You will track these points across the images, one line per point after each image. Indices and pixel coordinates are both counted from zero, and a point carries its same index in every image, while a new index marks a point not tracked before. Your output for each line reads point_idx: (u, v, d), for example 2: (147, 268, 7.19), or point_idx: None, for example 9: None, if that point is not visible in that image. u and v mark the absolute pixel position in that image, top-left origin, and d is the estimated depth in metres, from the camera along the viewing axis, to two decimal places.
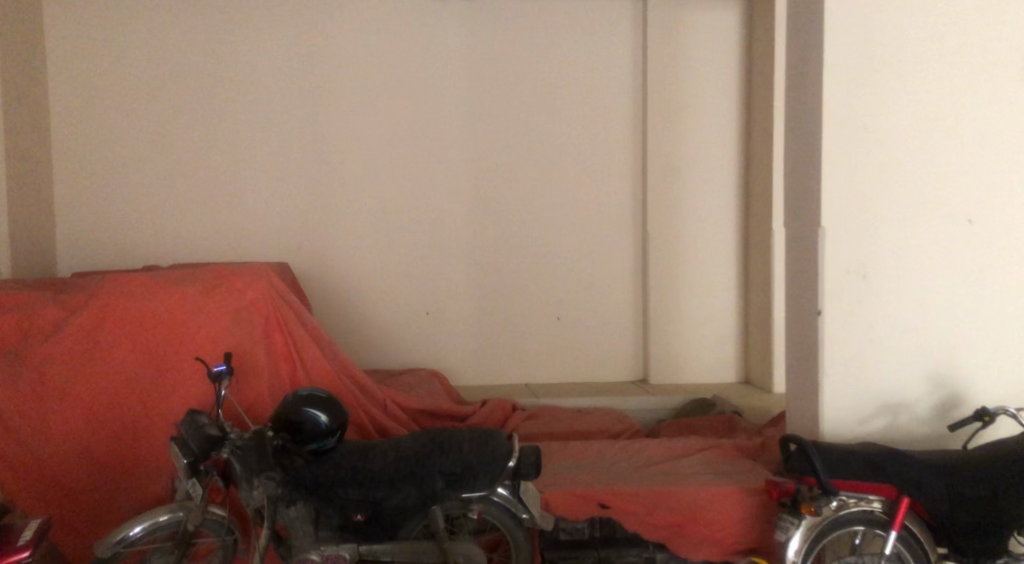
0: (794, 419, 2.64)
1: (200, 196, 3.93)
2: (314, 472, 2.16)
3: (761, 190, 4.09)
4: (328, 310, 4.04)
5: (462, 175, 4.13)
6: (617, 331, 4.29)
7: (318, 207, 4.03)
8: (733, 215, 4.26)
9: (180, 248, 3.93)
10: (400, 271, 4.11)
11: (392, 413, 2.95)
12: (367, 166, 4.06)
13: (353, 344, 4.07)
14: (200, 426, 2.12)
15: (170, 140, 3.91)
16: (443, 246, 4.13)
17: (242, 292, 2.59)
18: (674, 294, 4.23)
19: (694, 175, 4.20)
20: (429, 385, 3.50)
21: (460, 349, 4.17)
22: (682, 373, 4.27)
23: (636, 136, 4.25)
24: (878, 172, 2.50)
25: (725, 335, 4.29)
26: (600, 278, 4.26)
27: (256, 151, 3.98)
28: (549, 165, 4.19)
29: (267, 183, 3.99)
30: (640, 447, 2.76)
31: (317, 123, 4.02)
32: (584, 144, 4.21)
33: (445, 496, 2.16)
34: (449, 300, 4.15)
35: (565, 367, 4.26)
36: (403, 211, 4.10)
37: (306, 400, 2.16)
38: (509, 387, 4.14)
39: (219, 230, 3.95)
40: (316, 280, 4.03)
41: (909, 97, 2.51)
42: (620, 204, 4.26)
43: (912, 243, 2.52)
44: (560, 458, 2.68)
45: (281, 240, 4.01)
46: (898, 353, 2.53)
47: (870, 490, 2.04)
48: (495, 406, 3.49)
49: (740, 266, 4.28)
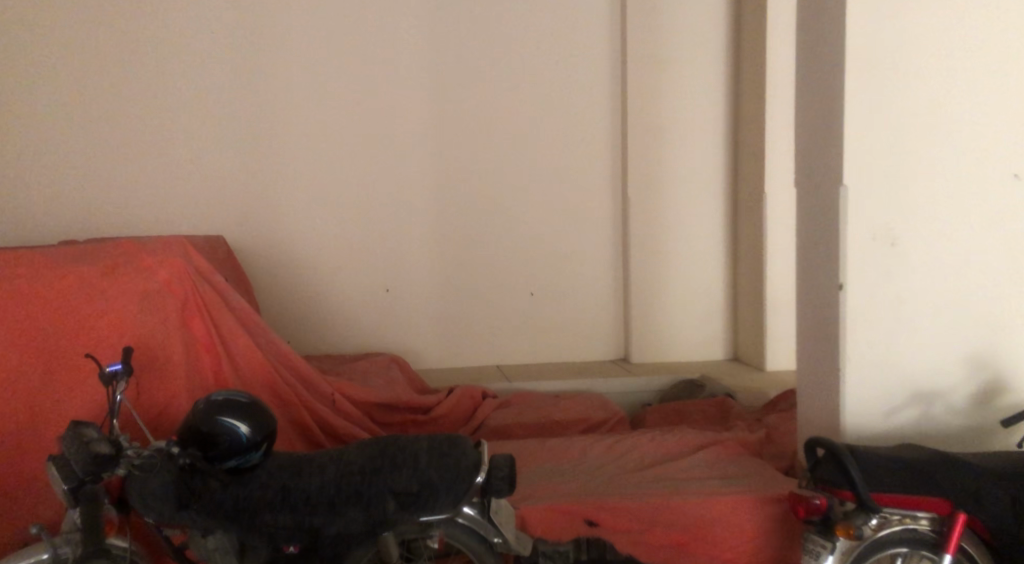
0: (808, 411, 2.27)
1: (126, 160, 3.45)
2: (235, 495, 1.73)
3: (753, 147, 3.68)
4: (274, 288, 3.60)
5: (421, 135, 3.68)
6: (596, 306, 3.90)
7: (261, 173, 3.56)
8: (721, 177, 3.86)
9: (105, 220, 3.45)
10: (353, 244, 3.66)
11: (341, 408, 2.55)
12: (313, 128, 3.60)
13: (303, 326, 3.64)
14: (86, 442, 1.66)
15: (88, 97, 3.40)
16: (402, 214, 3.70)
17: (153, 272, 2.16)
18: (657, 265, 3.84)
19: (678, 133, 3.80)
20: (388, 373, 3.10)
21: (423, 329, 3.75)
22: (667, 350, 3.90)
23: (614, 91, 3.82)
24: (910, 120, 2.12)
25: (713, 309, 3.92)
26: (577, 249, 3.86)
27: (187, 107, 3.49)
28: (519, 123, 3.76)
29: (202, 146, 3.51)
30: (629, 445, 2.37)
31: (256, 75, 3.53)
32: (557, 99, 3.78)
33: (398, 522, 1.75)
34: (410, 275, 3.72)
35: (540, 347, 3.87)
36: (356, 175, 3.64)
37: (221, 406, 1.73)
38: (478, 369, 3.75)
39: (150, 199, 3.48)
40: (258, 256, 3.59)
41: (945, 30, 2.11)
42: (598, 166, 3.84)
43: (948, 202, 2.14)
44: (537, 460, 2.30)
45: (218, 212, 3.54)
46: (930, 331, 2.16)
47: (918, 505, 1.68)
48: (462, 395, 3.10)
49: (729, 233, 3.90)
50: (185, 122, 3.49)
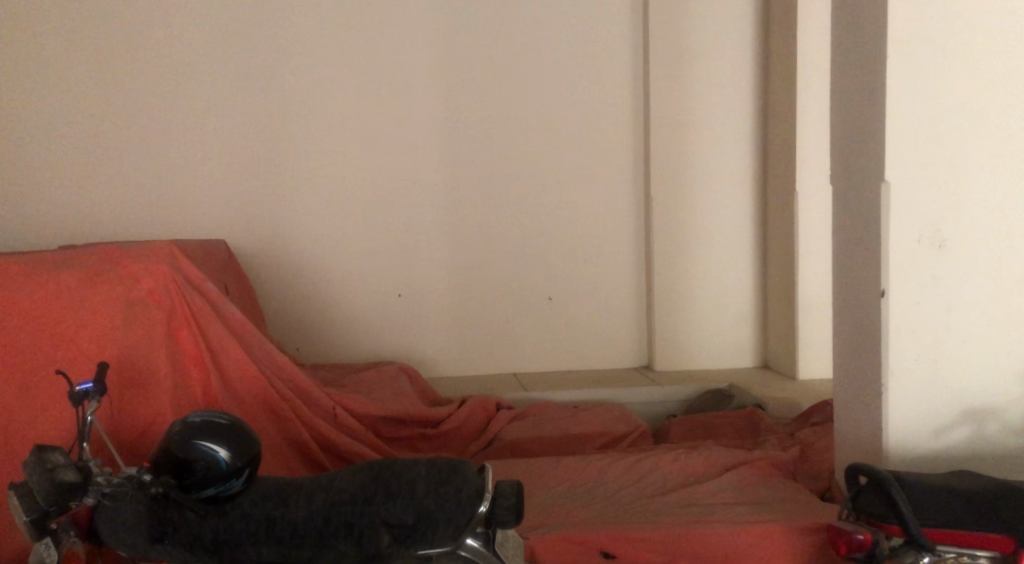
0: (847, 429, 2.08)
1: (132, 165, 3.35)
2: (214, 527, 1.58)
3: (783, 142, 3.47)
4: (282, 294, 3.47)
5: (433, 134, 3.53)
6: (617, 311, 3.72)
7: (268, 175, 3.44)
8: (750, 175, 3.66)
9: (112, 226, 3.36)
10: (364, 247, 3.52)
11: (343, 423, 2.41)
12: (321, 127, 3.46)
13: (313, 333, 3.50)
14: (49, 469, 1.50)
15: (95, 101, 3.32)
16: (414, 217, 3.54)
17: (137, 281, 2.04)
18: (682, 268, 3.65)
19: (704, 129, 3.61)
20: (397, 385, 2.95)
21: (436, 336, 3.60)
22: (693, 357, 3.71)
23: (636, 86, 3.64)
24: (958, 111, 1.92)
25: (742, 313, 3.72)
26: (597, 251, 3.68)
27: (194, 110, 3.38)
28: (536, 121, 3.59)
29: (208, 149, 3.40)
30: (651, 465, 2.19)
31: (264, 75, 3.42)
32: (576, 96, 3.61)
33: (393, 556, 1.58)
34: (423, 280, 3.57)
35: (559, 354, 3.69)
36: (366, 176, 3.50)
37: (199, 429, 1.58)
38: (494, 378, 3.58)
39: (156, 204, 3.38)
40: (266, 261, 3.45)
41: (998, 9, 1.91)
42: (619, 165, 3.66)
43: (1003, 199, 1.94)
44: (550, 482, 2.13)
45: (225, 215, 3.42)
46: (983, 342, 1.96)
47: (978, 544, 1.47)
48: (475, 406, 2.96)
49: (758, 234, 3.69)
50: (192, 125, 3.38)
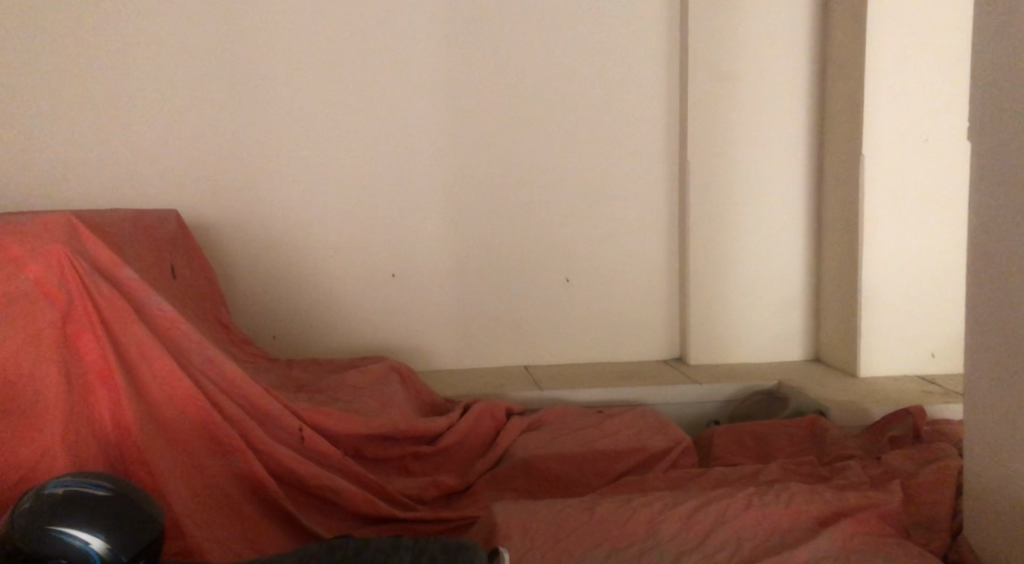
0: (1000, 465, 1.62)
1: (71, 115, 2.76)
2: None
3: (846, 93, 2.85)
4: (248, 273, 2.90)
5: (429, 84, 2.94)
6: (645, 295, 3.16)
7: (232, 129, 2.85)
8: (805, 136, 3.05)
9: (46, 188, 2.77)
10: (344, 219, 2.94)
11: (311, 447, 1.89)
12: (291, 79, 2.87)
13: (286, 319, 2.94)
14: None
15: (23, 36, 2.71)
16: (405, 182, 2.96)
17: (21, 267, 1.57)
18: (722, 246, 3.08)
19: (750, 82, 3.00)
20: (385, 388, 2.40)
21: (432, 323, 3.04)
22: (733, 349, 3.14)
23: (671, 26, 3.04)
24: None
25: (790, 298, 3.13)
26: (623, 224, 3.11)
27: (144, 48, 2.78)
28: (552, 71, 3.00)
29: (162, 98, 2.80)
30: (719, 515, 1.65)
31: (226, 15, 2.81)
32: (599, 40, 3.01)
33: None
34: (416, 257, 3.00)
35: (577, 344, 3.14)
36: (347, 133, 2.91)
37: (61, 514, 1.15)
38: (501, 371, 3.03)
39: (99, 166, 2.79)
40: (228, 234, 2.88)
41: None
42: (648, 122, 3.07)
43: None
44: (588, 540, 1.59)
45: (179, 182, 2.84)
46: None
47: None
48: (480, 414, 2.42)
49: (813, 204, 3.09)
50: (140, 72, 2.78)
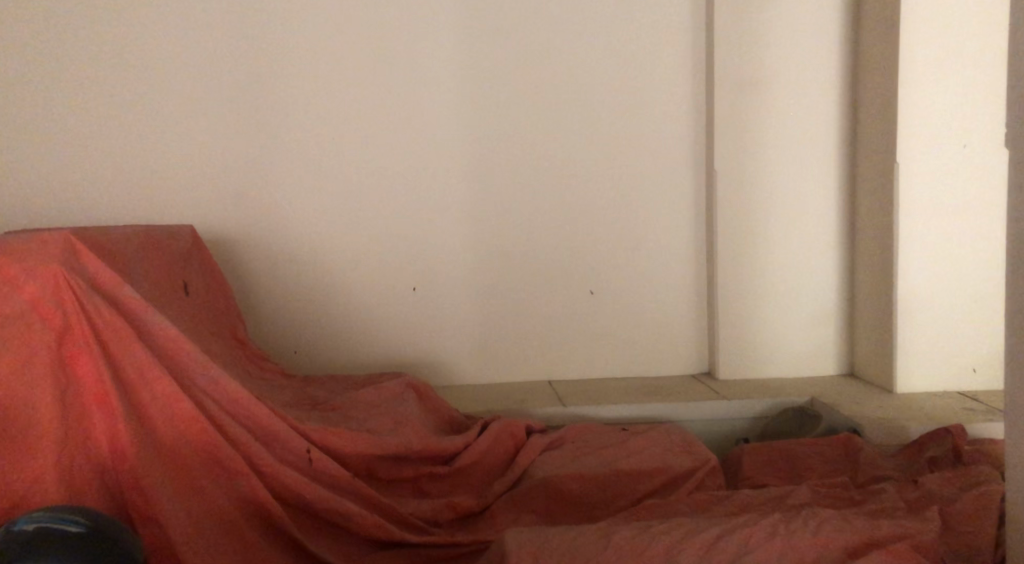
0: None
1: (93, 132, 2.77)
2: None
3: (880, 99, 2.74)
4: (268, 287, 2.88)
5: (449, 96, 2.89)
6: (672, 308, 3.06)
7: (251, 144, 2.83)
8: (838, 143, 2.94)
9: (68, 203, 2.77)
10: (362, 233, 2.90)
11: (319, 468, 1.83)
12: (310, 93, 2.84)
13: (306, 334, 2.91)
14: None
15: (46, 54, 2.73)
16: (424, 195, 2.91)
17: (16, 288, 1.59)
18: (751, 257, 2.97)
19: (779, 89, 2.91)
20: (402, 405, 2.35)
21: (452, 337, 2.98)
22: (764, 364, 3.03)
23: (697, 33, 2.96)
24: None
25: (824, 311, 3.02)
26: (649, 235, 3.02)
27: (164, 64, 2.78)
28: (574, 81, 2.93)
29: (182, 113, 2.80)
30: (739, 544, 1.56)
31: (245, 31, 2.80)
32: (622, 49, 2.94)
33: None
34: (435, 270, 2.94)
35: (602, 359, 3.05)
36: (365, 146, 2.87)
37: None
38: (523, 386, 2.95)
39: (119, 181, 2.79)
40: (248, 250, 2.86)
41: None
42: (673, 131, 2.99)
43: None
44: None
45: (199, 197, 2.82)
46: None
47: None
48: (500, 432, 2.34)
49: (846, 212, 2.97)
50: (160, 89, 2.78)
